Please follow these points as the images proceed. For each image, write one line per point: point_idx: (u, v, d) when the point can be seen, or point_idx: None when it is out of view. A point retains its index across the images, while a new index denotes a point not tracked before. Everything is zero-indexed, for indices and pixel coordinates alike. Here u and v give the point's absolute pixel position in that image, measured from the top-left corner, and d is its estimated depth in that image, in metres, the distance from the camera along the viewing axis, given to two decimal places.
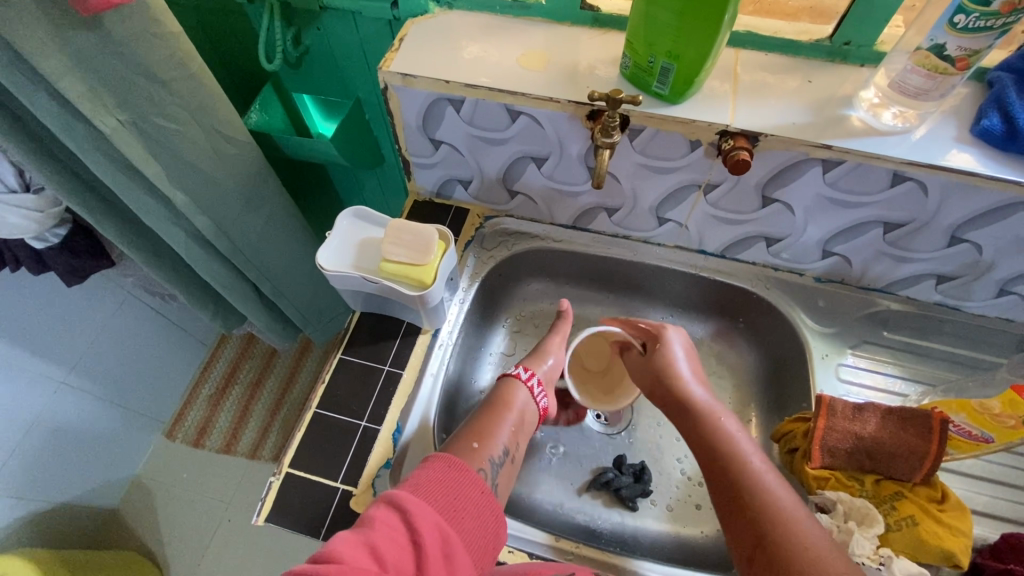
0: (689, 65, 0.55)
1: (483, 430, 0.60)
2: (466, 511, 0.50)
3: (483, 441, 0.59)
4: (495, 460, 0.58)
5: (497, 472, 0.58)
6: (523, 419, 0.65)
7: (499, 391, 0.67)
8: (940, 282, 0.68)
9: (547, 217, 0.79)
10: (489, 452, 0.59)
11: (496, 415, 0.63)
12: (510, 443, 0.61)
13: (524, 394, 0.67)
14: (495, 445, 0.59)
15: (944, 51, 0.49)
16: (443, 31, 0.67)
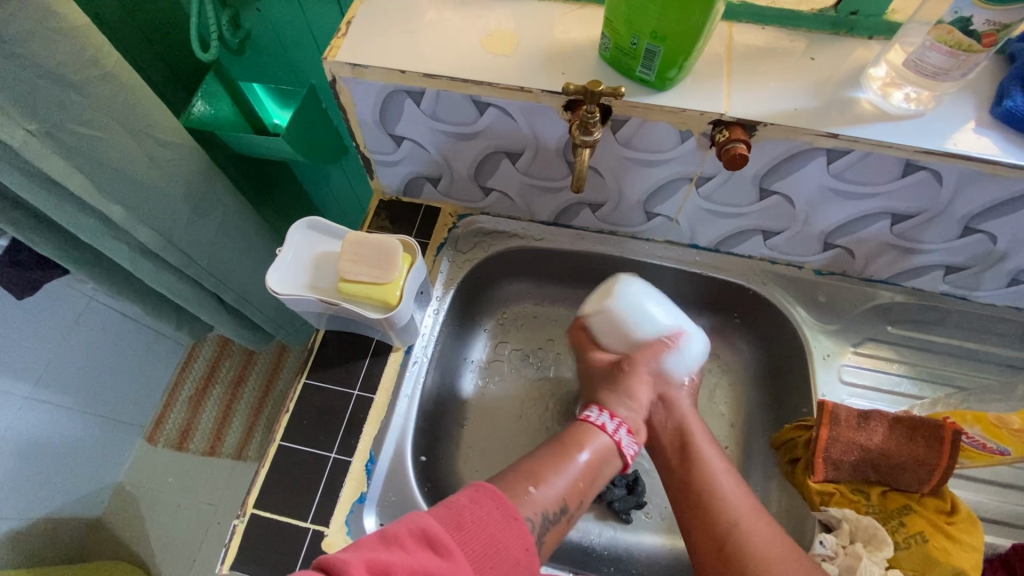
0: (677, 48, 0.48)
1: (543, 475, 0.51)
2: (503, 567, 0.40)
3: (539, 487, 0.50)
4: (551, 518, 0.48)
5: (545, 530, 0.48)
6: (596, 468, 0.55)
7: (574, 430, 0.58)
8: (949, 272, 0.64)
9: (525, 214, 0.73)
10: (546, 504, 0.49)
11: (563, 459, 0.53)
12: (573, 498, 0.51)
13: (605, 444, 0.56)
14: (555, 501, 0.49)
15: (969, 26, 0.43)
16: (397, 11, 0.59)
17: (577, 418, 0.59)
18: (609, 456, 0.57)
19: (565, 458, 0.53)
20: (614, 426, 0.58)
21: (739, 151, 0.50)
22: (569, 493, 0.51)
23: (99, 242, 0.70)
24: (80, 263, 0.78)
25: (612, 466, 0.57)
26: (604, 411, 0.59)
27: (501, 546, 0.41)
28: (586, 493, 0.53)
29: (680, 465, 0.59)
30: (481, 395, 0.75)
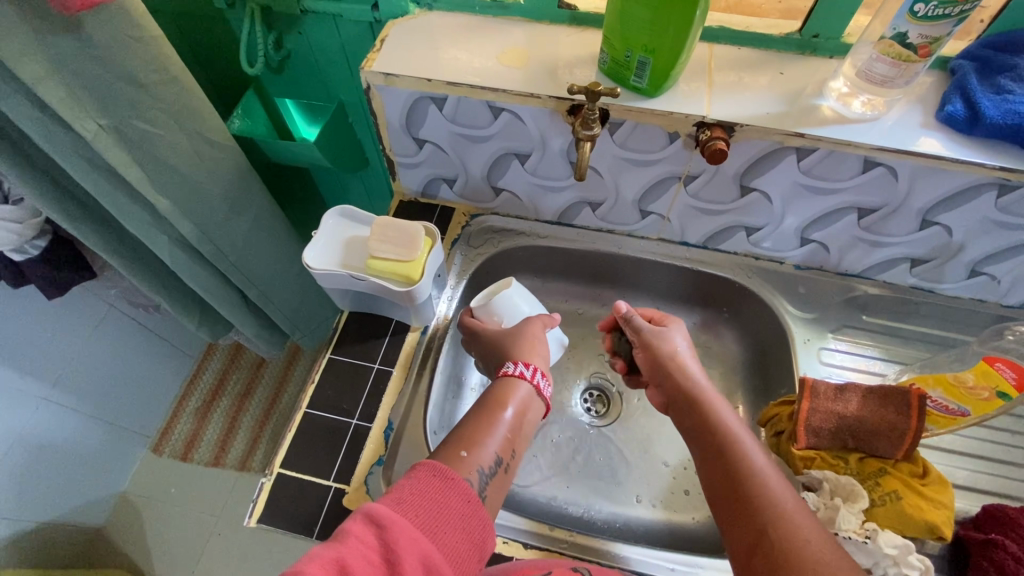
0: (664, 58, 0.56)
1: (472, 437, 0.55)
2: (449, 525, 0.45)
3: (472, 450, 0.53)
4: (486, 470, 0.52)
5: (487, 484, 0.52)
6: (523, 417, 0.60)
7: (499, 386, 0.62)
8: (915, 265, 0.70)
9: (532, 213, 0.81)
10: (481, 462, 0.52)
11: (489, 416, 0.57)
12: (504, 452, 0.55)
13: (526, 390, 0.61)
14: (486, 455, 0.53)
15: (906, 39, 0.51)
16: (424, 32, 0.68)
17: (498, 373, 0.63)
18: (530, 401, 0.61)
19: (488, 400, 0.60)
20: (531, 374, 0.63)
21: (721, 146, 0.58)
22: (508, 443, 0.56)
23: (146, 233, 0.77)
24: (121, 256, 0.84)
25: (537, 411, 0.62)
26: (520, 361, 0.63)
27: (447, 512, 0.45)
28: (518, 443, 0.58)
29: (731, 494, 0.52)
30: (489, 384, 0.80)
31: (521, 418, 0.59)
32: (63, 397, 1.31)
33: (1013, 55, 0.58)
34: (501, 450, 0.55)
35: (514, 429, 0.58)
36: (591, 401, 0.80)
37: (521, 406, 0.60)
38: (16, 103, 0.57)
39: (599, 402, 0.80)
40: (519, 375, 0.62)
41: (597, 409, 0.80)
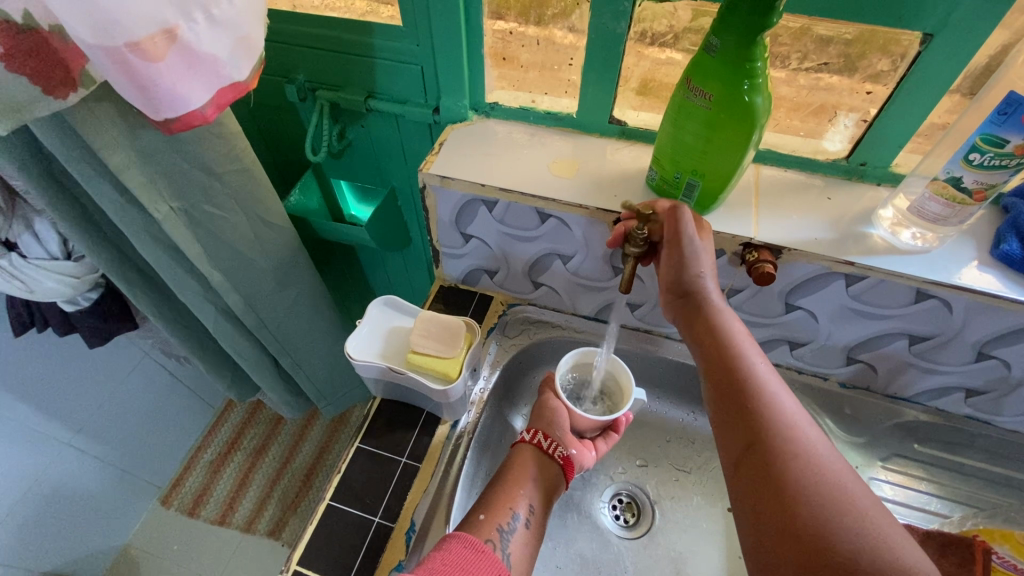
0: (714, 182, 0.58)
1: (491, 501, 0.57)
2: None
3: (489, 512, 0.55)
4: (506, 529, 0.54)
5: (509, 542, 0.54)
6: (543, 484, 0.60)
7: (513, 456, 0.62)
8: (970, 395, 0.67)
9: (569, 307, 0.80)
10: (498, 520, 0.55)
11: (509, 482, 0.59)
12: (525, 510, 0.57)
13: (538, 461, 0.61)
14: (504, 513, 0.55)
15: (961, 183, 0.52)
16: (479, 138, 0.72)
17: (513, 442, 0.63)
18: (550, 474, 0.61)
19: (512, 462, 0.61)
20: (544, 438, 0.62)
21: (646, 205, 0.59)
22: (530, 499, 0.58)
23: (194, 303, 0.80)
24: (167, 320, 0.87)
25: (558, 480, 0.61)
26: (535, 431, 0.63)
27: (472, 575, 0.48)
28: (545, 506, 0.59)
29: (739, 423, 0.49)
30: None
31: (545, 480, 0.60)
32: (84, 443, 1.32)
33: None
34: (528, 511, 0.57)
35: (536, 489, 0.59)
36: (620, 508, 0.77)
37: (533, 469, 0.60)
38: (99, 186, 0.61)
39: (630, 511, 0.77)
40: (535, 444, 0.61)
41: (627, 518, 0.76)
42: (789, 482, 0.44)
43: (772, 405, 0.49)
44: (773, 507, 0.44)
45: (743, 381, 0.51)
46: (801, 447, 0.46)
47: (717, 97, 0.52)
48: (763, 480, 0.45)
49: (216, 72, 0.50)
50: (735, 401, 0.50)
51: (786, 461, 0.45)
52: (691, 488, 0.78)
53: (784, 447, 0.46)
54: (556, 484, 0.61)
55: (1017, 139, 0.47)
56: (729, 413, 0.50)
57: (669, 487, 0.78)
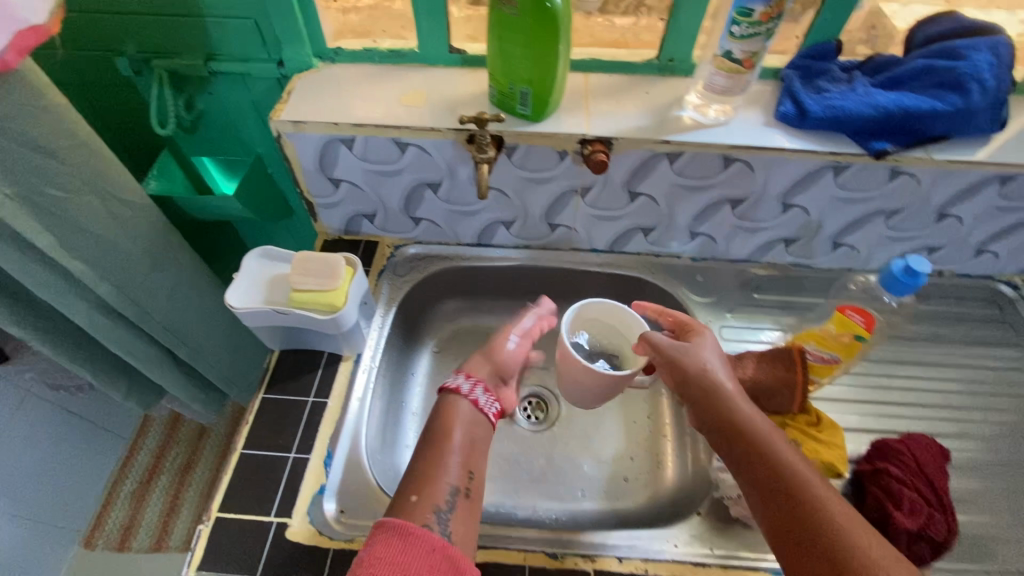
0: (541, 87, 0.65)
1: (424, 478, 0.55)
2: None
3: (422, 493, 0.54)
4: (442, 509, 0.53)
5: (448, 522, 0.52)
6: (473, 446, 0.60)
7: (438, 406, 0.64)
8: (788, 245, 0.81)
9: (453, 238, 0.84)
10: (435, 499, 0.53)
11: (438, 448, 0.59)
12: (460, 482, 0.56)
13: (465, 406, 0.63)
14: (439, 493, 0.54)
15: (732, 55, 0.62)
16: (328, 83, 0.74)
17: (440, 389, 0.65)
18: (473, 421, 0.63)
19: (436, 420, 0.62)
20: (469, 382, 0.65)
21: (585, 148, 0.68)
22: (464, 470, 0.57)
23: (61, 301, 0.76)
24: (35, 328, 0.82)
25: (478, 424, 0.63)
26: (461, 375, 0.66)
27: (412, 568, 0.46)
28: (478, 470, 0.59)
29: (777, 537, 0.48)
30: (433, 372, 0.86)
31: (466, 433, 0.61)
32: None
33: (827, 63, 0.70)
34: (462, 482, 0.56)
35: (466, 458, 0.59)
36: (530, 408, 0.84)
37: (455, 418, 0.62)
38: None
39: (538, 409, 0.84)
40: (456, 388, 0.64)
41: (536, 415, 0.84)
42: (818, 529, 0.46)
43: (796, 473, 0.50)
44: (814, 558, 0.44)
45: (777, 475, 0.50)
46: (821, 503, 0.47)
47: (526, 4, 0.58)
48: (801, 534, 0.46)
49: (9, 14, 0.49)
50: (775, 489, 0.50)
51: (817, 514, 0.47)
52: None
53: (814, 503, 0.47)
54: (464, 439, 0.60)
55: (760, 7, 0.57)
56: (770, 522, 0.49)
57: None
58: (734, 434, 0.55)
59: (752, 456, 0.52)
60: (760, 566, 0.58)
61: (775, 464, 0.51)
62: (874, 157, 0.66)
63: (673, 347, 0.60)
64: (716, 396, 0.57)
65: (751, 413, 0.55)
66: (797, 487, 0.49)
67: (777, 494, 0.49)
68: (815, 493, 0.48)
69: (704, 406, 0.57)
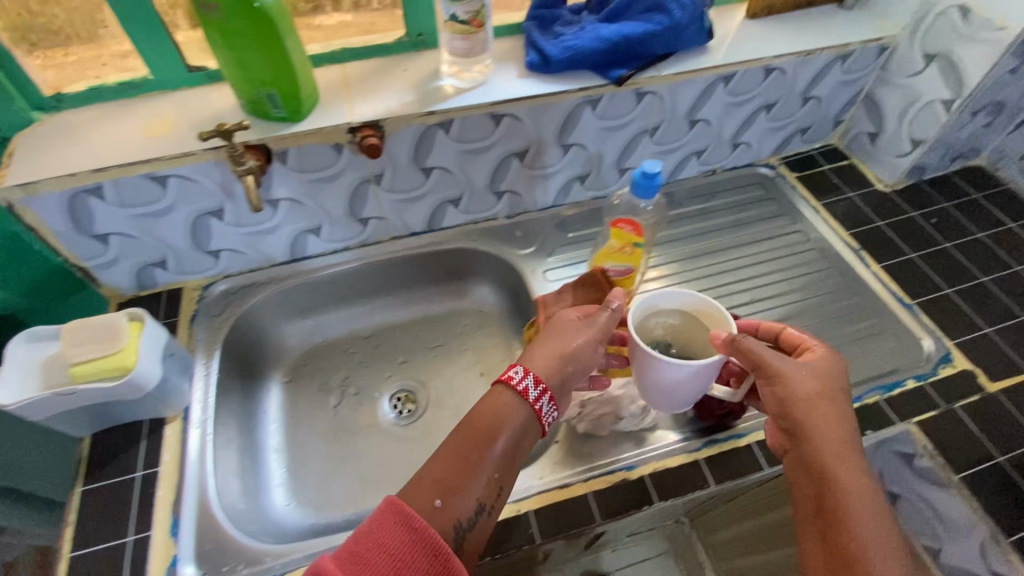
0: (284, 84, 0.62)
1: (452, 481, 0.49)
2: None
3: (446, 497, 0.48)
4: (464, 526, 0.47)
5: (464, 538, 0.47)
6: (517, 448, 0.53)
7: (482, 406, 0.54)
8: (583, 180, 0.87)
9: (264, 261, 0.81)
10: (456, 513, 0.47)
11: (478, 449, 0.51)
12: (488, 495, 0.49)
13: (512, 398, 0.54)
14: (467, 504, 0.48)
15: (458, 18, 0.64)
16: (54, 134, 0.66)
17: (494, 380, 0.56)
18: (523, 428, 0.54)
19: (483, 415, 0.53)
20: (522, 374, 0.55)
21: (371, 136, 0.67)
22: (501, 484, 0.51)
23: None
24: None
25: (524, 433, 0.54)
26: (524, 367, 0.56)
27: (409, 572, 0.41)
28: (510, 472, 0.52)
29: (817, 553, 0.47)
30: (288, 403, 0.81)
31: (508, 437, 0.52)
32: None
33: (556, 9, 0.76)
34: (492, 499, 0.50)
35: (503, 465, 0.51)
36: (400, 403, 0.83)
37: (500, 421, 0.53)
38: None
39: (408, 403, 0.83)
40: (507, 378, 0.55)
41: (406, 410, 0.82)
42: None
43: (868, 525, 0.46)
44: None
45: (844, 515, 0.47)
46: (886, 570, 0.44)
47: (224, 6, 0.56)
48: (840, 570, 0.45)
49: None
50: (841, 548, 0.46)
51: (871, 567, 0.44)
52: (449, 356, 0.88)
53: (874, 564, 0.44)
54: (502, 448, 0.52)
55: None
56: (815, 536, 0.48)
57: (432, 366, 0.87)
58: (819, 487, 0.49)
59: (830, 507, 0.48)
60: (613, 469, 0.63)
61: (846, 509, 0.47)
62: (615, 84, 0.73)
63: (780, 363, 0.53)
64: (809, 418, 0.51)
65: (855, 484, 0.48)
66: (865, 558, 0.45)
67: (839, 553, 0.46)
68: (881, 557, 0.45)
69: (801, 427, 0.52)
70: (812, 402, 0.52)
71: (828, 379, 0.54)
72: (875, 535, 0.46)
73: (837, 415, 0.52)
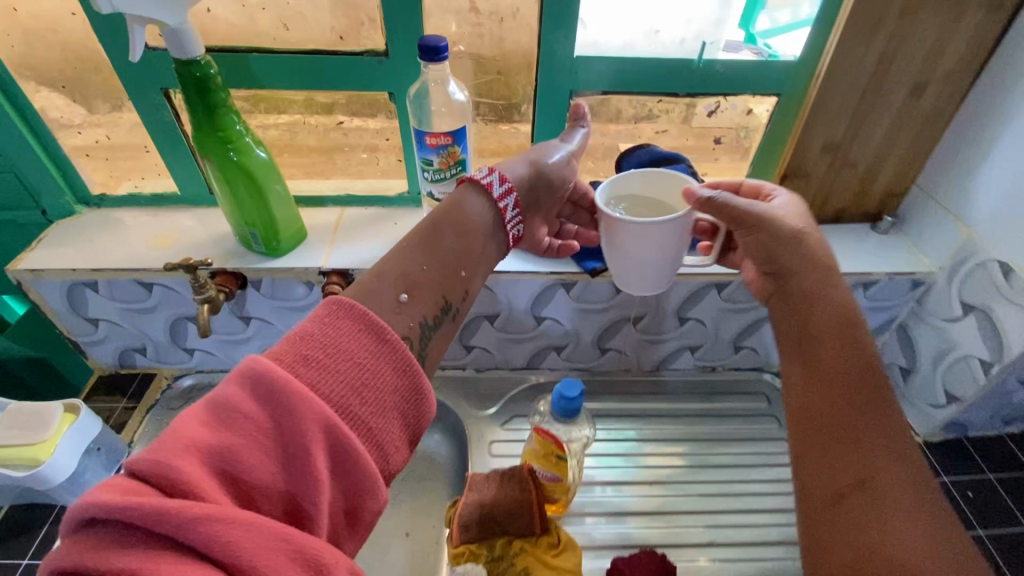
0: (265, 225, 0.68)
1: (419, 280, 0.52)
2: (368, 417, 0.40)
3: (411, 295, 0.51)
4: (429, 324, 0.51)
5: (423, 340, 0.50)
6: (489, 252, 0.59)
7: (466, 192, 0.59)
8: (560, 351, 0.83)
9: (233, 365, 0.84)
10: (420, 313, 0.51)
11: (460, 240, 0.56)
12: (449, 299, 0.54)
13: (479, 200, 0.59)
14: (429, 307, 0.51)
15: (434, 196, 0.66)
16: (83, 229, 0.76)
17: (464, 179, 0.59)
18: (494, 229, 0.60)
19: (448, 220, 0.56)
20: (488, 173, 0.60)
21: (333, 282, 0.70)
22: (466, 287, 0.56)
23: None
24: None
25: (484, 237, 0.58)
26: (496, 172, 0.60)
27: (379, 402, 0.41)
28: (473, 276, 0.57)
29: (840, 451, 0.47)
30: None
31: (474, 231, 0.58)
32: None
33: None
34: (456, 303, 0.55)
35: (463, 254, 0.56)
36: None
37: (459, 206, 0.57)
38: None
39: None
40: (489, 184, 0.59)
41: None
42: (882, 488, 0.45)
43: (886, 434, 0.47)
44: (864, 506, 0.44)
45: (877, 416, 0.48)
46: (889, 473, 0.46)
47: (218, 165, 0.61)
48: (860, 482, 0.46)
49: None
50: (845, 379, 0.50)
51: (880, 476, 0.46)
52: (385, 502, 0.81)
53: (887, 475, 0.46)
54: (475, 211, 0.59)
55: (435, 157, 0.62)
56: (833, 444, 0.48)
57: None
58: (835, 324, 0.53)
59: (862, 411, 0.48)
60: None
61: (875, 408, 0.49)
62: (590, 274, 0.71)
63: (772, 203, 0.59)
64: (850, 325, 0.53)
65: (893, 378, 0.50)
66: (888, 479, 0.45)
67: (841, 375, 0.50)
68: (894, 469, 0.46)
69: (818, 283, 0.55)
70: (793, 244, 0.57)
71: (824, 262, 0.56)
72: (886, 426, 0.48)
73: (840, 290, 0.55)
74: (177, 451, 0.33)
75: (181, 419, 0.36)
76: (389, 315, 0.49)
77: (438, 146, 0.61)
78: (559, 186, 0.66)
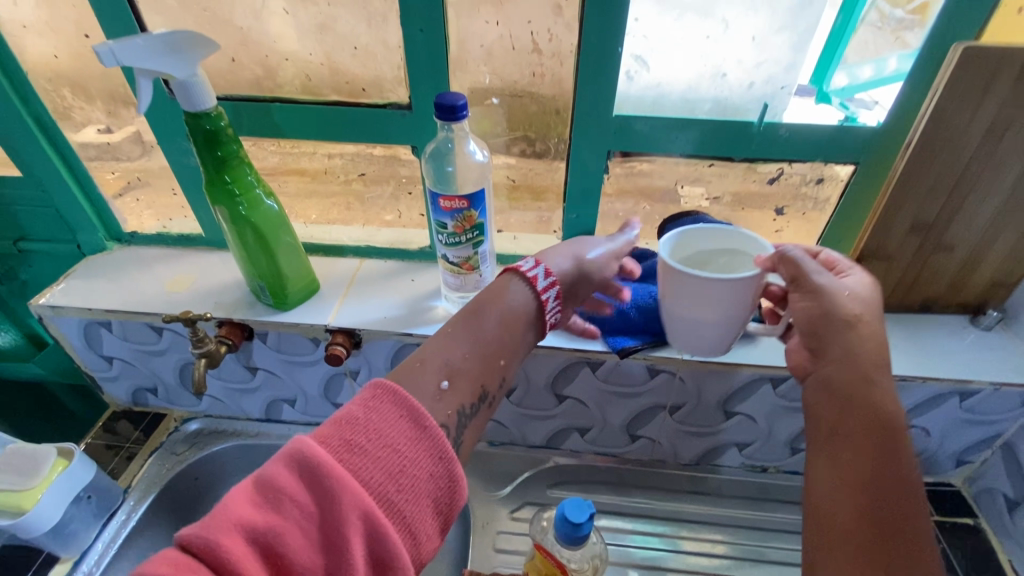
0: (273, 277, 0.64)
1: (457, 368, 0.47)
2: (410, 505, 0.37)
3: (451, 381, 0.46)
4: (465, 412, 0.45)
5: (461, 428, 0.45)
6: (527, 339, 0.52)
7: (507, 279, 0.53)
8: (584, 434, 0.73)
9: (241, 413, 0.80)
10: (459, 399, 0.46)
11: (503, 327, 0.50)
12: (490, 386, 0.49)
13: (521, 286, 0.53)
14: (467, 393, 0.46)
15: (448, 260, 0.61)
16: (109, 265, 0.76)
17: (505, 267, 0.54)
18: (530, 321, 0.53)
19: (489, 305, 0.51)
20: (532, 263, 0.54)
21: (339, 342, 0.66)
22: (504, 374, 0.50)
23: None
24: None
25: (528, 325, 0.52)
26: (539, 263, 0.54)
27: (414, 488, 0.37)
28: (513, 357, 0.51)
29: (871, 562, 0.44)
30: None
31: (517, 317, 0.51)
32: None
33: None
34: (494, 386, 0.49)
35: (504, 344, 0.50)
36: None
37: (501, 294, 0.52)
38: None
39: None
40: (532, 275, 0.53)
41: None
42: None
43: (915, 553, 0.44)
44: None
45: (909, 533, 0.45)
46: None
47: (227, 217, 0.59)
48: None
49: None
50: (872, 480, 0.47)
51: None
52: None
53: None
54: (523, 296, 0.52)
55: (450, 221, 0.57)
56: (858, 548, 0.45)
57: None
58: (875, 424, 0.49)
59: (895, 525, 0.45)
60: None
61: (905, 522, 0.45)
62: (617, 355, 0.62)
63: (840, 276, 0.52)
64: (892, 432, 0.49)
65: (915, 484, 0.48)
66: None
67: (873, 479, 0.47)
68: None
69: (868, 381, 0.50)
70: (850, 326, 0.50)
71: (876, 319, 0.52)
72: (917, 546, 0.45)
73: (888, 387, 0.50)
74: (226, 530, 0.33)
75: (232, 495, 0.35)
76: (427, 404, 0.44)
77: (454, 209, 0.56)
78: (600, 281, 0.58)
